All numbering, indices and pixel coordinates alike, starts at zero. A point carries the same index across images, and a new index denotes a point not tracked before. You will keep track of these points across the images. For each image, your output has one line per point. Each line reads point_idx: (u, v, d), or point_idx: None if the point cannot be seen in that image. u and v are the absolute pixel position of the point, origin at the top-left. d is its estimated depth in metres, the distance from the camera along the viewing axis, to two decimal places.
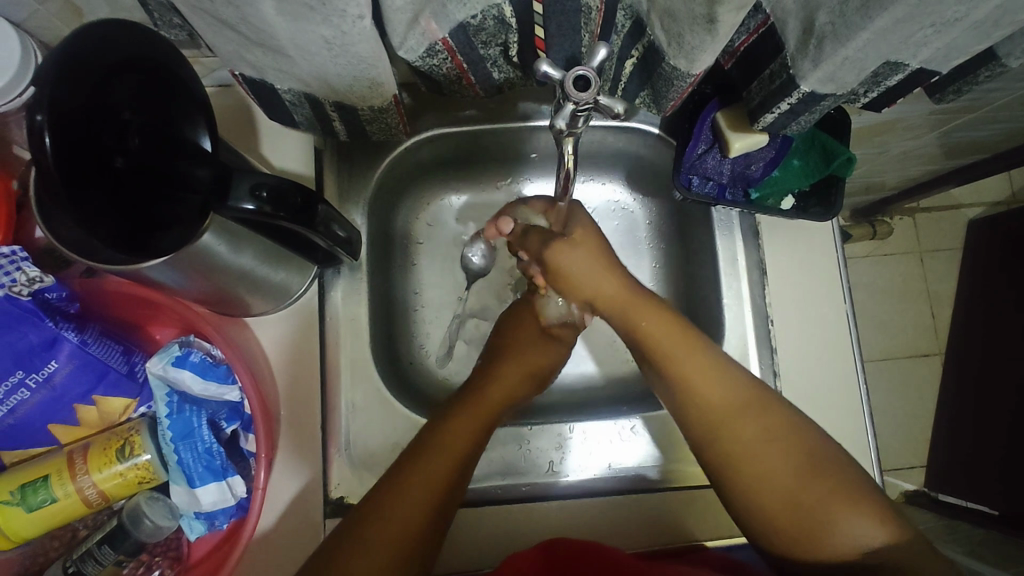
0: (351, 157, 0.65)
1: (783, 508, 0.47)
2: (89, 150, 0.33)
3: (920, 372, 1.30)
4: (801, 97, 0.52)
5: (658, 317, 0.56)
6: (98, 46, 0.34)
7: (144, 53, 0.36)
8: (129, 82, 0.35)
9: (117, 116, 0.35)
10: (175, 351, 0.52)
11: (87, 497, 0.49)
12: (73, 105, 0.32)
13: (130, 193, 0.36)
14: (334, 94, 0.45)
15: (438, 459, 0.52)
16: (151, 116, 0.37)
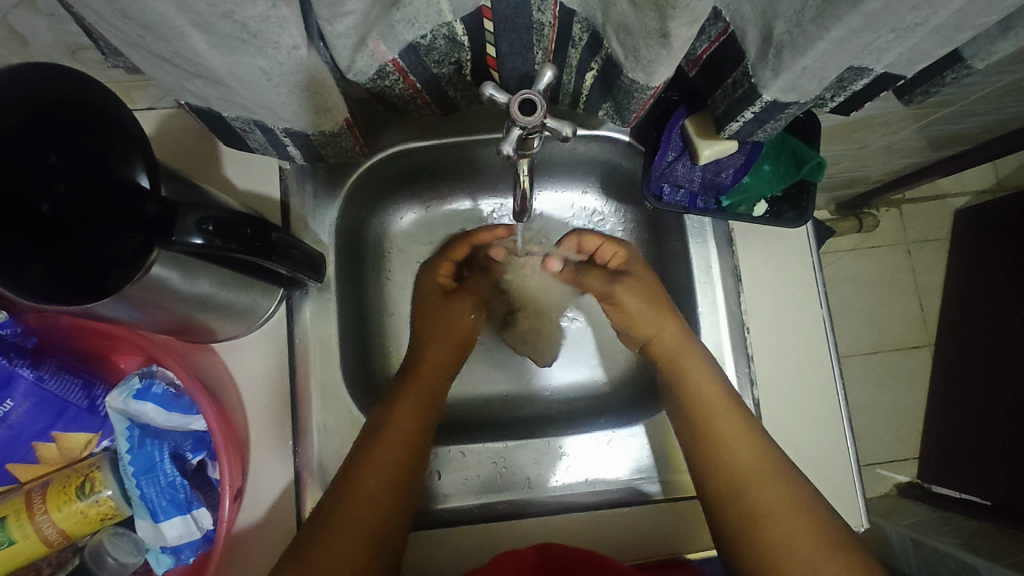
0: (316, 175, 0.64)
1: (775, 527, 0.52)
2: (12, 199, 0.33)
3: (909, 365, 1.30)
4: (764, 106, 0.51)
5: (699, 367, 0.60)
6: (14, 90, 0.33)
7: (68, 90, 0.35)
8: (53, 125, 0.34)
9: (42, 162, 0.34)
10: (135, 383, 0.51)
11: (46, 537, 0.48)
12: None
13: (64, 239, 0.35)
14: (282, 121, 0.44)
15: (377, 459, 0.54)
16: (81, 154, 0.35)
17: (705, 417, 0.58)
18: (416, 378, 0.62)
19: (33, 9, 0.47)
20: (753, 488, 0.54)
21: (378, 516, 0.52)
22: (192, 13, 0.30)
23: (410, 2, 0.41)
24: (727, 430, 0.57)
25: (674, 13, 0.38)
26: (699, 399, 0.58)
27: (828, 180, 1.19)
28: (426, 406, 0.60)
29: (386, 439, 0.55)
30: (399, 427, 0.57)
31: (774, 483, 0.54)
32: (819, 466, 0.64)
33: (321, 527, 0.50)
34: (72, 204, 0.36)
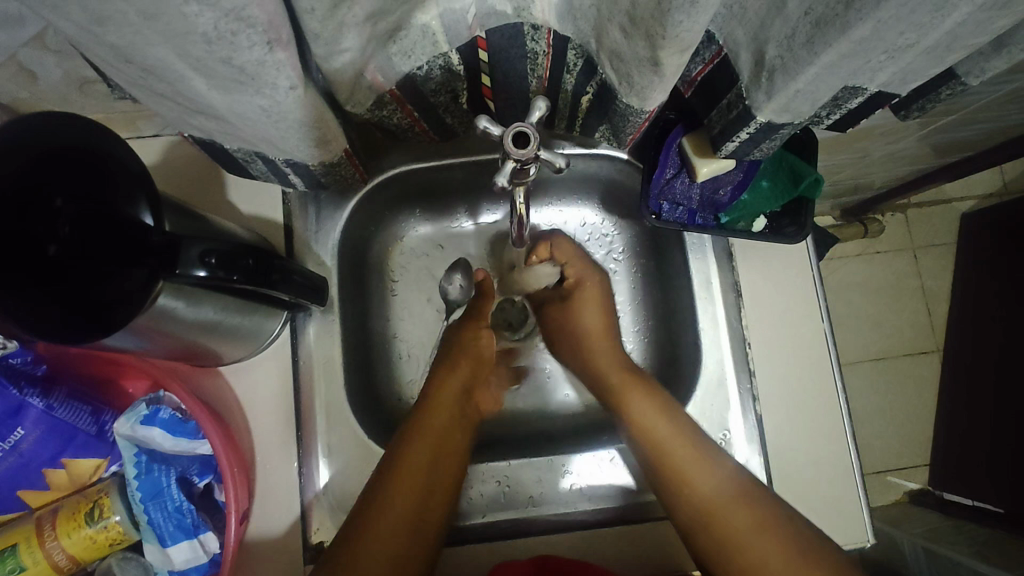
0: (319, 198, 0.65)
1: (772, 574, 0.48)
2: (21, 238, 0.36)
3: (917, 372, 1.29)
4: (759, 127, 0.52)
5: (658, 414, 0.59)
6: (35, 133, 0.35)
7: (80, 139, 0.36)
8: (57, 169, 0.36)
9: (48, 204, 0.36)
10: (142, 409, 0.52)
11: (56, 563, 0.49)
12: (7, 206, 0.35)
13: (69, 281, 0.36)
14: (283, 153, 0.44)
15: (422, 441, 0.56)
16: (90, 199, 0.36)
17: (681, 478, 0.55)
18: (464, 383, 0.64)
19: (43, 47, 0.49)
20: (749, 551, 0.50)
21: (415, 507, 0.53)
22: (191, 58, 0.31)
23: (406, 35, 0.42)
24: (698, 481, 0.54)
25: (663, 43, 0.39)
26: (664, 444, 0.57)
27: (831, 188, 1.19)
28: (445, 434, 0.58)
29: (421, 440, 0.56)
30: (436, 426, 0.58)
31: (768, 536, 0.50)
32: (824, 481, 0.64)
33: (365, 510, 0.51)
34: (78, 245, 0.37)
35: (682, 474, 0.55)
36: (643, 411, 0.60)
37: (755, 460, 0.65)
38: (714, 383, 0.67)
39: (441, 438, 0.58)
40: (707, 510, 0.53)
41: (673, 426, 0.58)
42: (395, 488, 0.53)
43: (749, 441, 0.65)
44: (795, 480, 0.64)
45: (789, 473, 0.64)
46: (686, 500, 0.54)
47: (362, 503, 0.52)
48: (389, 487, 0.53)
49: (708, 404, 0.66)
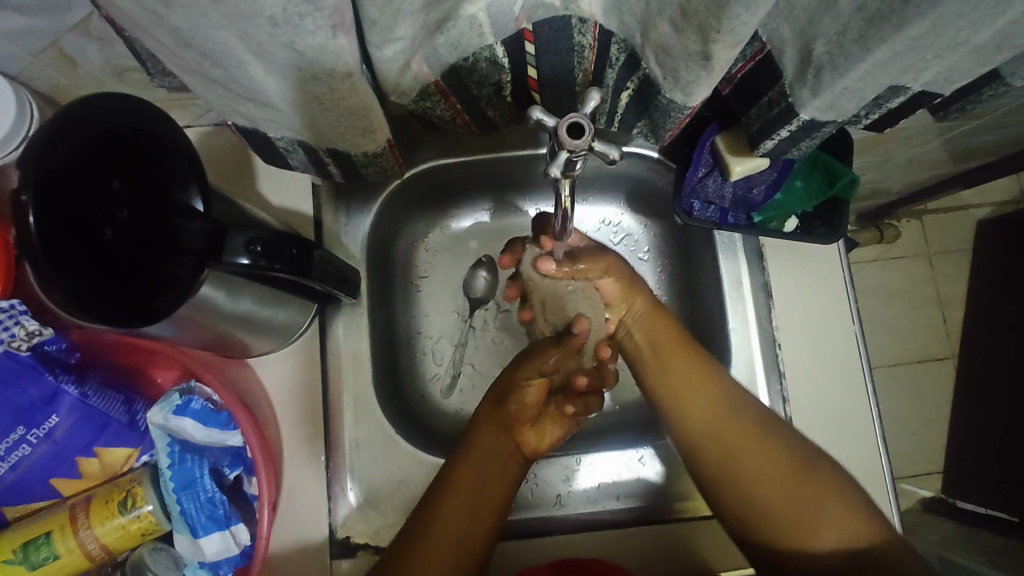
0: (349, 192, 0.65)
1: (784, 511, 0.52)
2: (78, 224, 0.34)
3: (934, 378, 1.28)
4: (801, 125, 0.51)
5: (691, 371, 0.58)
6: (92, 112, 0.34)
7: (135, 120, 0.36)
8: (116, 151, 0.35)
9: (106, 186, 0.35)
10: (175, 399, 0.52)
11: (89, 552, 0.48)
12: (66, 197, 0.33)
13: (121, 263, 0.35)
14: (326, 143, 0.44)
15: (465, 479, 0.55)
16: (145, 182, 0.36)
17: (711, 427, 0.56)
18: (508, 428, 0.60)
19: (86, 33, 0.49)
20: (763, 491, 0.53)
21: (460, 551, 0.52)
22: (253, 42, 0.31)
23: (454, 25, 0.42)
24: (749, 470, 0.54)
25: (717, 37, 0.38)
26: (687, 394, 0.58)
27: None
28: (488, 479, 0.56)
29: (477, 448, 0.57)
30: (478, 466, 0.56)
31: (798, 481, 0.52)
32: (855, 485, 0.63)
33: (404, 554, 0.51)
34: (134, 229, 0.36)
35: (738, 470, 0.54)
36: (674, 370, 0.59)
37: None
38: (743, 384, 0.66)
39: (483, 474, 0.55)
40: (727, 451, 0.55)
41: (724, 413, 0.56)
42: (435, 530, 0.52)
43: None
44: None
45: None
46: (727, 486, 0.54)
47: (427, 501, 0.54)
48: (449, 486, 0.54)
49: None
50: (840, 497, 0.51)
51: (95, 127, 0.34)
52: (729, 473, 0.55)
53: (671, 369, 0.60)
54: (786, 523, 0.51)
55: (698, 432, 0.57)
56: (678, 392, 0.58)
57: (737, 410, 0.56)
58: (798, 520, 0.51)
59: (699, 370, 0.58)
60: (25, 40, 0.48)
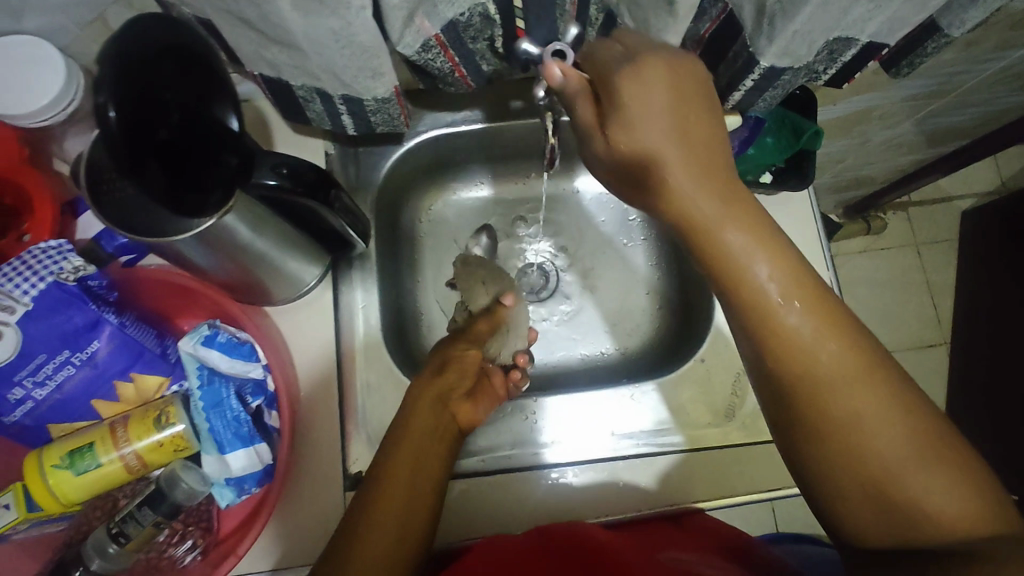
0: (358, 154, 0.72)
1: (891, 473, 0.41)
2: (142, 126, 0.37)
3: (929, 363, 1.40)
4: (762, 72, 0.57)
5: (775, 257, 0.43)
6: (153, 31, 0.38)
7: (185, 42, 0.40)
8: (171, 66, 0.39)
9: (163, 96, 0.39)
10: (203, 331, 0.58)
11: (128, 464, 0.53)
12: (134, 100, 0.36)
13: (175, 167, 0.40)
14: (341, 85, 0.50)
15: (391, 489, 0.52)
16: (190, 99, 0.41)
17: (778, 331, 0.43)
18: (414, 418, 0.58)
19: (129, 5, 0.56)
20: (869, 438, 0.42)
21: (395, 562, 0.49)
22: None
23: None
24: (856, 410, 0.42)
25: None
26: (775, 308, 0.43)
27: (834, 180, 1.27)
28: (415, 489, 0.53)
29: (394, 454, 0.54)
30: (403, 472, 0.53)
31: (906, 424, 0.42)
32: None
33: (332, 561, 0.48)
34: (180, 137, 0.40)
35: (807, 373, 0.43)
36: (741, 281, 0.44)
37: None
38: (727, 327, 0.71)
39: (416, 474, 0.54)
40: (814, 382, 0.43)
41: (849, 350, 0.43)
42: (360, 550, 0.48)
43: None
44: None
45: None
46: (828, 436, 0.43)
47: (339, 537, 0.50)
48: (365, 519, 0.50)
49: (721, 343, 0.70)
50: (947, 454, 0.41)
51: (155, 36, 0.38)
52: (817, 393, 0.43)
53: (720, 253, 0.44)
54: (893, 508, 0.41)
55: (767, 344, 0.44)
56: (720, 262, 0.44)
57: (827, 305, 0.44)
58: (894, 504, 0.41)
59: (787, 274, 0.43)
60: (76, 12, 0.56)
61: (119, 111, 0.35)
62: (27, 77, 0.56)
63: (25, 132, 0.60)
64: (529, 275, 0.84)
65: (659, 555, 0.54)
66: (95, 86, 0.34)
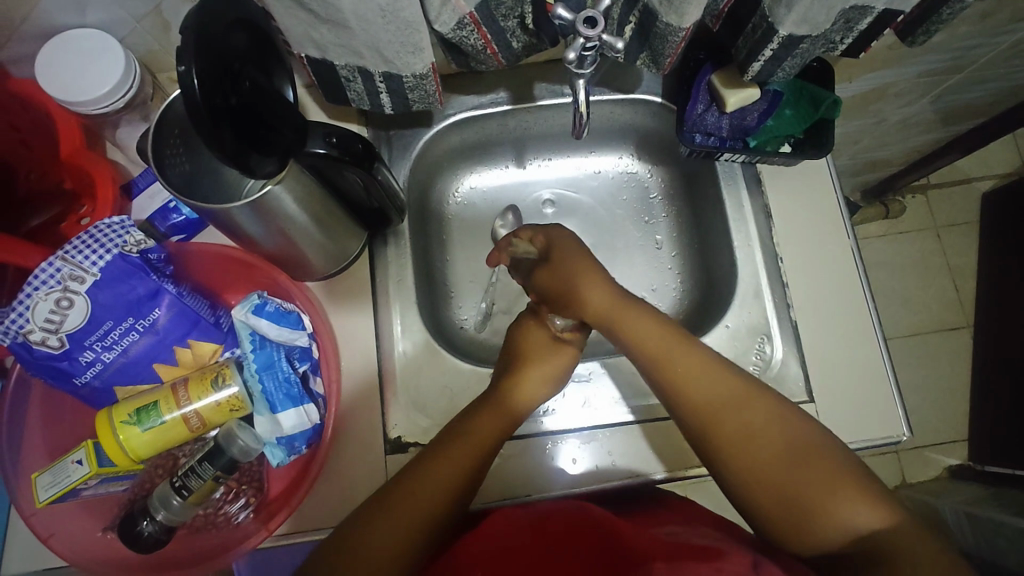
0: (391, 138, 0.75)
1: (806, 493, 0.49)
2: (219, 92, 0.41)
3: (953, 345, 1.39)
4: (781, 42, 0.59)
5: (693, 363, 0.56)
6: (226, 6, 0.42)
7: (249, 18, 0.44)
8: (238, 37, 0.43)
9: (233, 66, 0.42)
10: (254, 300, 0.61)
11: (189, 422, 0.57)
12: (210, 69, 0.39)
13: (244, 131, 0.44)
14: (383, 62, 0.53)
15: (435, 474, 0.54)
16: (252, 69, 0.45)
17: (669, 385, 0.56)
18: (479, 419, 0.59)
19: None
20: (769, 476, 0.50)
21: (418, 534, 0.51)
22: None
23: None
24: (760, 464, 0.51)
25: None
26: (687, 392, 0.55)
27: (851, 163, 1.28)
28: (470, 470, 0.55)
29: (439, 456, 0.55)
30: (456, 446, 0.56)
31: (823, 478, 0.49)
32: (861, 383, 0.69)
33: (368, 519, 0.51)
34: (245, 104, 0.44)
35: (710, 408, 0.54)
36: (668, 362, 0.56)
37: (792, 363, 0.70)
38: (750, 295, 0.73)
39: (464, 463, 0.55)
40: (721, 426, 0.53)
41: (738, 410, 0.53)
42: (394, 516, 0.51)
43: (787, 345, 0.71)
44: (831, 381, 0.69)
45: (826, 376, 0.69)
46: (738, 470, 0.52)
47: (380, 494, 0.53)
48: (410, 481, 0.53)
49: (745, 312, 0.72)
50: (852, 483, 0.49)
51: (226, 13, 0.41)
52: (732, 446, 0.52)
53: (666, 359, 0.56)
54: (800, 507, 0.49)
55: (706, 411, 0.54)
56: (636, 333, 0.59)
57: (729, 381, 0.55)
58: (801, 502, 0.49)
59: (696, 363, 0.56)
60: (133, 5, 0.60)
61: (201, 77, 0.38)
62: (89, 68, 0.60)
63: (86, 119, 0.64)
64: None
65: (654, 530, 0.55)
66: (181, 53, 0.37)
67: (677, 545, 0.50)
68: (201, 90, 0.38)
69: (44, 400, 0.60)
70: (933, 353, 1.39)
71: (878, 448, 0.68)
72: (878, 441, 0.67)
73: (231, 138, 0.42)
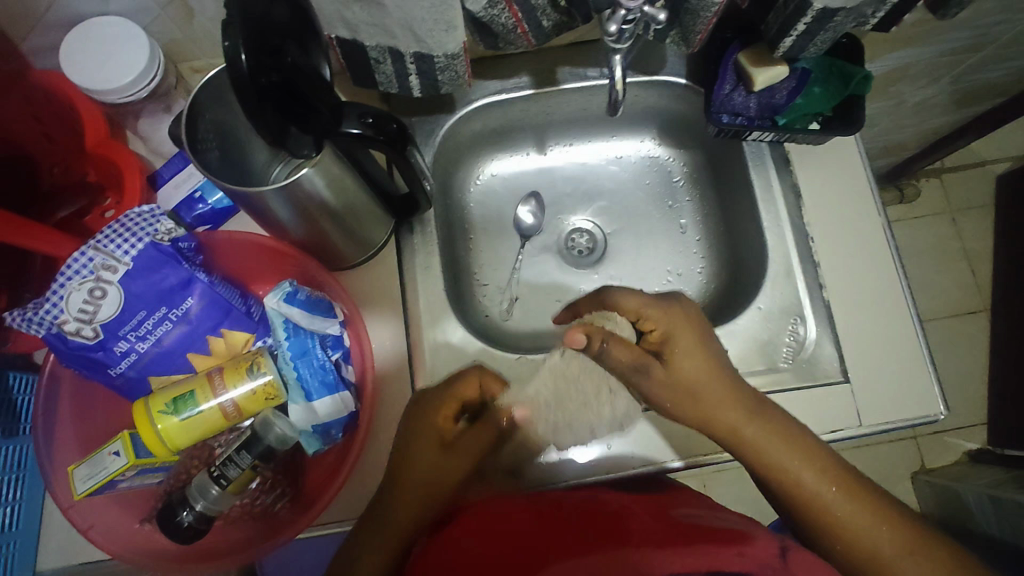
0: (414, 125, 0.75)
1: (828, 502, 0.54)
2: (264, 68, 0.41)
3: (971, 330, 1.38)
4: (815, 16, 0.58)
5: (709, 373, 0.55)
6: None
7: None
8: (285, 11, 0.43)
9: (278, 40, 0.42)
10: (285, 288, 0.60)
11: (225, 410, 0.56)
12: (256, 49, 0.40)
13: (283, 108, 0.44)
14: (416, 41, 0.52)
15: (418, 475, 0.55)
16: (296, 44, 0.45)
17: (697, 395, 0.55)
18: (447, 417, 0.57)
19: None
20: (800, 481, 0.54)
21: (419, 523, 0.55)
22: None
23: None
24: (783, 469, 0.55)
25: None
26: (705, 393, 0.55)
27: (868, 147, 1.27)
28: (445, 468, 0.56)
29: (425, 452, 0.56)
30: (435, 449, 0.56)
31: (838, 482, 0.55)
32: (896, 363, 0.68)
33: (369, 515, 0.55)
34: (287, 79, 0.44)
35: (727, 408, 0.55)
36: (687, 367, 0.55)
37: (825, 343, 0.69)
38: (781, 275, 0.72)
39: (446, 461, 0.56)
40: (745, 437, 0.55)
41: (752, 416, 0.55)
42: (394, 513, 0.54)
43: (819, 325, 0.70)
44: (866, 361, 0.68)
45: (861, 356, 0.68)
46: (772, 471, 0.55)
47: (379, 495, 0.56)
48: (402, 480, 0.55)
49: (776, 292, 0.71)
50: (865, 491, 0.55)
51: None
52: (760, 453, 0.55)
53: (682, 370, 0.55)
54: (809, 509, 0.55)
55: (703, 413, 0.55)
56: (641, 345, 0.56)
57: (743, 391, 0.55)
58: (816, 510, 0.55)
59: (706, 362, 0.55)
60: None
61: (248, 54, 0.39)
62: (114, 57, 0.59)
63: (111, 108, 0.63)
64: (576, 241, 0.86)
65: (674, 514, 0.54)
66: (227, 29, 0.38)
67: (700, 527, 0.50)
68: (245, 67, 0.39)
69: (76, 390, 0.60)
70: (951, 338, 1.38)
71: (914, 427, 0.67)
72: (915, 420, 0.66)
73: (273, 116, 0.43)
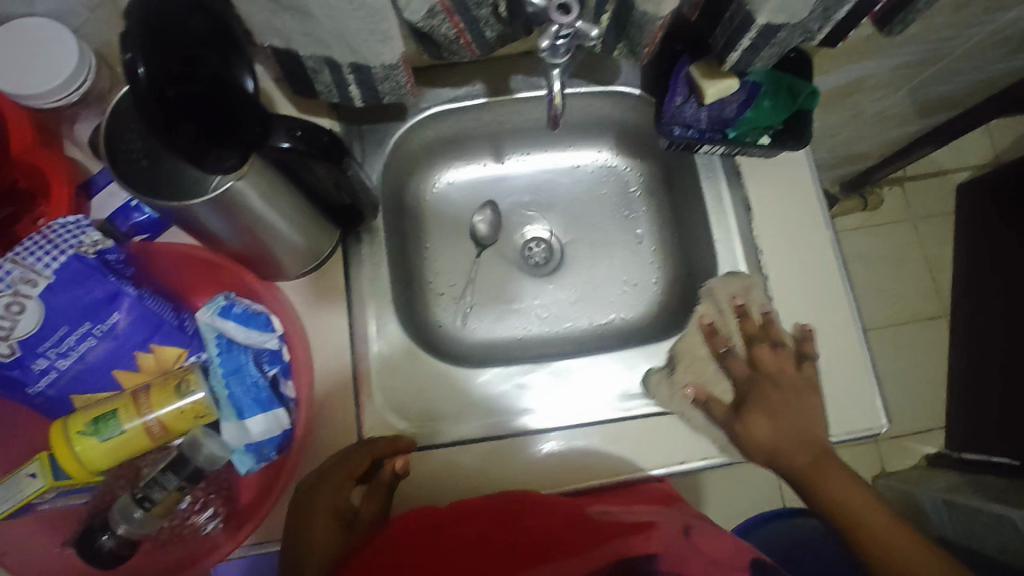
0: (364, 133, 0.73)
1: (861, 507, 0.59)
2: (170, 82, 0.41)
3: (930, 336, 1.41)
4: (759, 31, 0.58)
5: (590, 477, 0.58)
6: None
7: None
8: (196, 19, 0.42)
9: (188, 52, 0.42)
10: (219, 302, 0.59)
11: (151, 430, 0.54)
12: (162, 70, 0.41)
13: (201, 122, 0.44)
14: (350, 52, 0.51)
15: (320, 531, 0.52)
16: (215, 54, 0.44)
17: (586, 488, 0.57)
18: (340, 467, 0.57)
19: None
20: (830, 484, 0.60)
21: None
22: None
23: None
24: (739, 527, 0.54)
25: None
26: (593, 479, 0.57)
27: (829, 156, 1.29)
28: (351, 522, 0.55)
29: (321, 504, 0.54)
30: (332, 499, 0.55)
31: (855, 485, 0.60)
32: (842, 377, 0.68)
33: None
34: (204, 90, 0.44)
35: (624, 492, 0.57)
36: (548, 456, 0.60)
37: None
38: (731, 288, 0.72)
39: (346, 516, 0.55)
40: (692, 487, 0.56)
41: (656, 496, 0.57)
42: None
43: None
44: None
45: None
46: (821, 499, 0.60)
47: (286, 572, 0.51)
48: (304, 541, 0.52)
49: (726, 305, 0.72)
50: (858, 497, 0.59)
51: None
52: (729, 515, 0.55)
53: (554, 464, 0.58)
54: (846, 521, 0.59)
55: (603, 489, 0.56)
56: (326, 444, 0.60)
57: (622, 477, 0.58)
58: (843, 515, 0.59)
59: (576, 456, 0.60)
60: None
61: (149, 69, 0.40)
62: (37, 60, 0.56)
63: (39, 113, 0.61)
64: (532, 250, 0.85)
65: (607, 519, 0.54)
66: (126, 44, 0.38)
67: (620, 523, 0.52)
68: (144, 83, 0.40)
69: None
70: (910, 344, 1.41)
71: (857, 441, 0.68)
72: (857, 434, 0.67)
73: (188, 133, 0.44)
